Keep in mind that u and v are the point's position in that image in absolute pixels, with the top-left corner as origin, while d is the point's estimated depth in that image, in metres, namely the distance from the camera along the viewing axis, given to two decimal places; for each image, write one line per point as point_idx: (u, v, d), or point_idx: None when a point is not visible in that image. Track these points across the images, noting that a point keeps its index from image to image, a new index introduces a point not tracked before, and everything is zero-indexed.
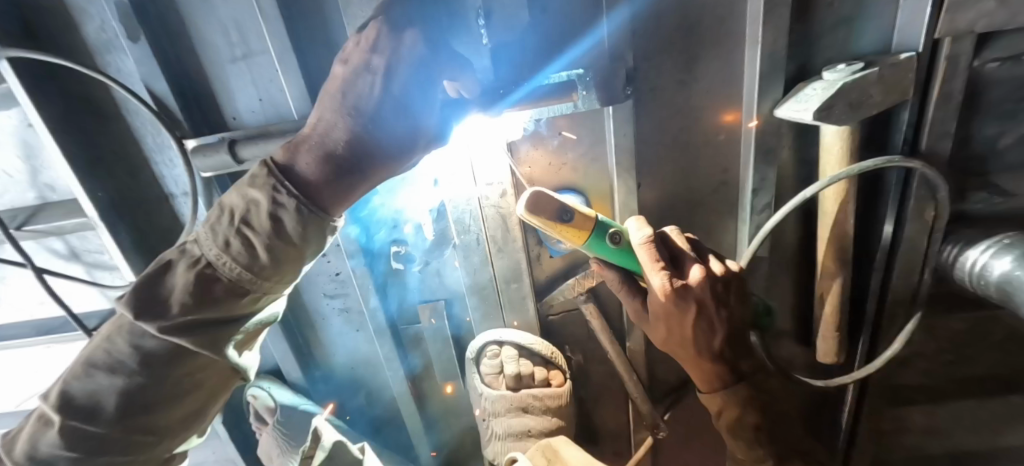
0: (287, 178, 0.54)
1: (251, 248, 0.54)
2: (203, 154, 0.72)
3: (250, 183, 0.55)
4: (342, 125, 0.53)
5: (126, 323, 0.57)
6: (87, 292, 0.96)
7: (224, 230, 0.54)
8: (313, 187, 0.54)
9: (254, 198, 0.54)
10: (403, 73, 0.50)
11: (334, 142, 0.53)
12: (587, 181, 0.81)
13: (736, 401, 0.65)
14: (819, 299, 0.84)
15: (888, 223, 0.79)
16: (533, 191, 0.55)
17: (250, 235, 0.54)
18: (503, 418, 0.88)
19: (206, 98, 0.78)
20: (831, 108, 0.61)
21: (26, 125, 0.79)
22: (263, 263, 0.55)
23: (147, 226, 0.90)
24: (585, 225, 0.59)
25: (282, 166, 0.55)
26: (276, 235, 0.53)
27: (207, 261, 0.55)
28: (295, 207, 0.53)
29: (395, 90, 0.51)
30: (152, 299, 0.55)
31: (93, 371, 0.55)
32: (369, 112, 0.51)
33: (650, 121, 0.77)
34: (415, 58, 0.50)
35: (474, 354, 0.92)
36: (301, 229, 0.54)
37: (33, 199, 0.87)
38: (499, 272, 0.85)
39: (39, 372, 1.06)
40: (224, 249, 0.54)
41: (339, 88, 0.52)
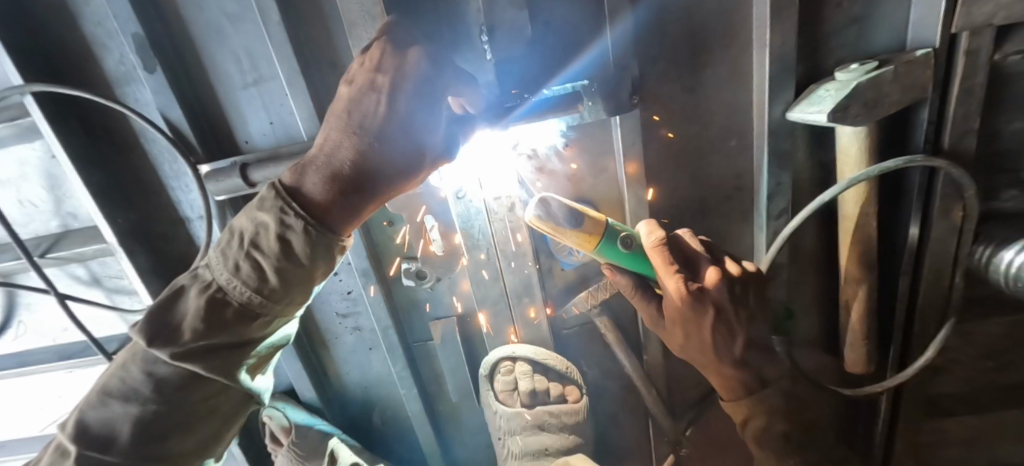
0: (294, 199, 0.55)
1: (261, 270, 0.55)
2: (215, 180, 0.73)
3: (259, 206, 0.55)
4: (349, 144, 0.53)
5: (140, 351, 0.57)
6: (106, 317, 0.97)
7: (234, 254, 0.55)
8: (320, 208, 0.55)
9: (263, 220, 0.54)
10: (407, 90, 0.51)
11: (340, 161, 0.54)
12: (597, 192, 0.80)
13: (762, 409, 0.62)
14: (844, 306, 0.81)
15: (913, 224, 0.76)
16: (541, 198, 0.57)
17: (259, 257, 0.54)
18: (519, 437, 0.86)
19: (220, 125, 0.79)
20: (846, 109, 0.59)
21: (49, 156, 0.82)
22: (273, 285, 0.55)
23: (164, 250, 0.91)
24: (596, 230, 0.59)
25: (289, 187, 0.56)
26: (285, 257, 0.54)
27: (217, 287, 0.56)
28: (302, 229, 0.53)
29: (400, 108, 0.52)
30: (164, 326, 0.55)
31: (108, 400, 0.56)
32: (375, 130, 0.52)
33: (659, 128, 0.76)
34: (418, 75, 0.51)
35: (486, 371, 0.90)
36: (309, 250, 0.54)
37: (56, 227, 0.89)
38: (511, 287, 0.84)
39: (63, 396, 1.07)
40: (235, 273, 0.55)
41: (345, 107, 0.53)
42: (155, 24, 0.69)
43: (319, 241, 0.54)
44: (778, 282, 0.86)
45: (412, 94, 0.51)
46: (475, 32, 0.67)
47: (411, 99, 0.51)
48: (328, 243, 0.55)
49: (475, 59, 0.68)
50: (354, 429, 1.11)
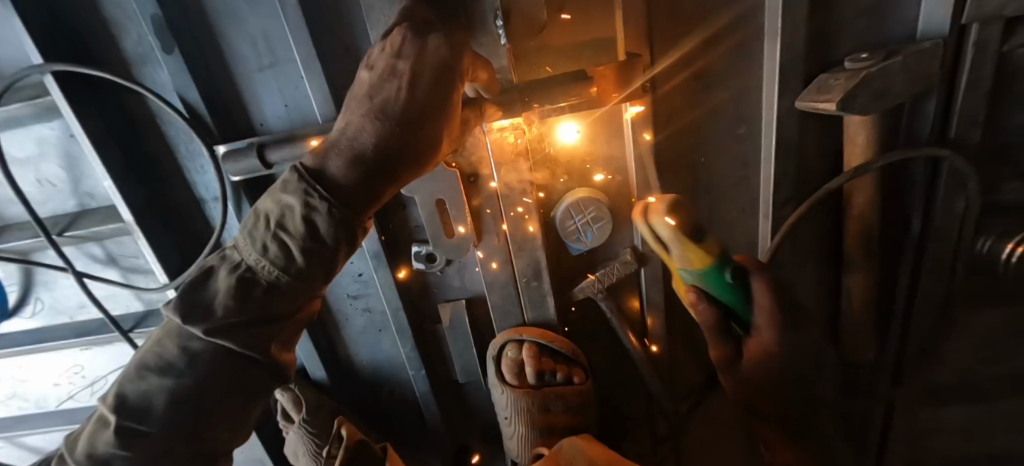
0: (318, 181, 0.56)
1: (288, 250, 0.56)
2: (233, 160, 0.73)
3: (284, 188, 0.57)
4: (369, 128, 0.54)
5: (175, 327, 0.60)
6: (122, 295, 0.99)
7: (262, 235, 0.57)
8: (343, 188, 0.55)
9: (288, 202, 0.56)
10: (428, 75, 0.52)
11: (362, 146, 0.54)
12: (606, 179, 0.81)
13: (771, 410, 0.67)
14: (845, 294, 0.85)
15: (917, 217, 0.78)
16: (677, 197, 0.65)
17: (286, 238, 0.56)
18: (526, 415, 0.88)
19: (236, 107, 0.80)
20: (854, 97, 0.61)
21: (67, 135, 0.82)
22: (299, 265, 0.56)
23: (180, 231, 0.92)
24: (709, 252, 0.65)
25: (312, 169, 0.56)
26: (310, 238, 0.55)
27: (246, 266, 0.58)
28: (327, 210, 0.54)
29: (420, 95, 0.52)
30: (197, 304, 0.58)
31: (146, 374, 0.58)
32: (395, 114, 0.53)
33: (668, 115, 0.77)
34: (439, 60, 0.52)
35: (494, 352, 0.92)
36: (333, 230, 0.55)
37: (73, 207, 0.90)
38: (520, 271, 0.85)
39: (79, 374, 1.10)
40: (263, 253, 0.57)
41: (366, 92, 0.54)
42: (173, 5, 0.69)
43: (342, 222, 0.56)
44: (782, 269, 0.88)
45: (434, 80, 0.52)
46: (490, 16, 0.63)
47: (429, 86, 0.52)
48: (351, 223, 0.57)
49: (488, 42, 0.66)
50: (364, 408, 1.14)
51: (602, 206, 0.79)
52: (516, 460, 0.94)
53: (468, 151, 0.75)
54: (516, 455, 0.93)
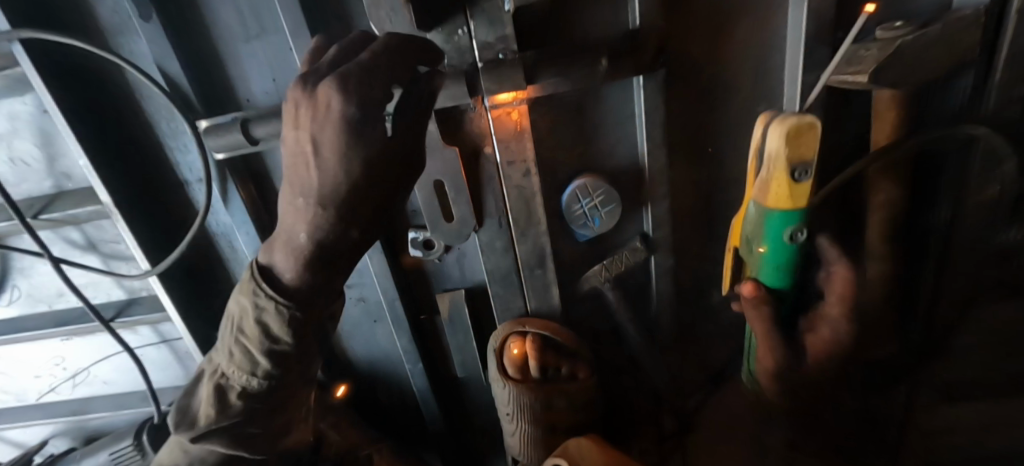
0: (268, 280, 0.61)
1: (250, 354, 0.65)
2: (216, 134, 0.68)
3: (241, 294, 0.63)
4: (301, 218, 0.53)
5: (184, 446, 0.79)
6: (102, 283, 0.94)
7: (226, 355, 0.67)
8: (293, 292, 0.60)
9: (244, 306, 0.63)
10: (334, 146, 0.48)
11: (297, 238, 0.55)
12: (616, 160, 0.76)
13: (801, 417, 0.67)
14: (867, 285, 0.80)
15: (947, 207, 0.74)
16: (812, 120, 0.41)
17: (246, 342, 0.64)
18: (528, 414, 0.82)
19: (219, 81, 0.75)
20: (886, 71, 0.56)
21: (41, 111, 0.77)
22: (263, 366, 0.65)
23: (162, 215, 0.87)
24: (797, 194, 0.46)
25: (263, 268, 0.62)
26: (269, 338, 0.62)
27: (229, 373, 0.68)
28: (276, 313, 0.60)
29: (338, 170, 0.49)
30: (185, 415, 0.74)
31: (186, 450, 0.79)
32: (321, 193, 0.51)
33: (685, 92, 0.71)
34: (346, 121, 0.46)
35: (496, 344, 0.88)
36: (286, 331, 0.61)
37: (49, 188, 0.85)
38: (522, 259, 0.80)
39: (60, 365, 1.05)
40: (232, 359, 0.67)
41: (291, 178, 0.52)
42: None
43: (296, 321, 0.61)
44: None
45: (337, 171, 0.49)
46: None
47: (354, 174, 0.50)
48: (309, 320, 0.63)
49: (491, 9, 0.60)
50: (359, 402, 1.09)
51: (610, 189, 0.74)
52: (518, 458, 0.89)
53: (469, 127, 0.71)
54: (517, 453, 0.87)
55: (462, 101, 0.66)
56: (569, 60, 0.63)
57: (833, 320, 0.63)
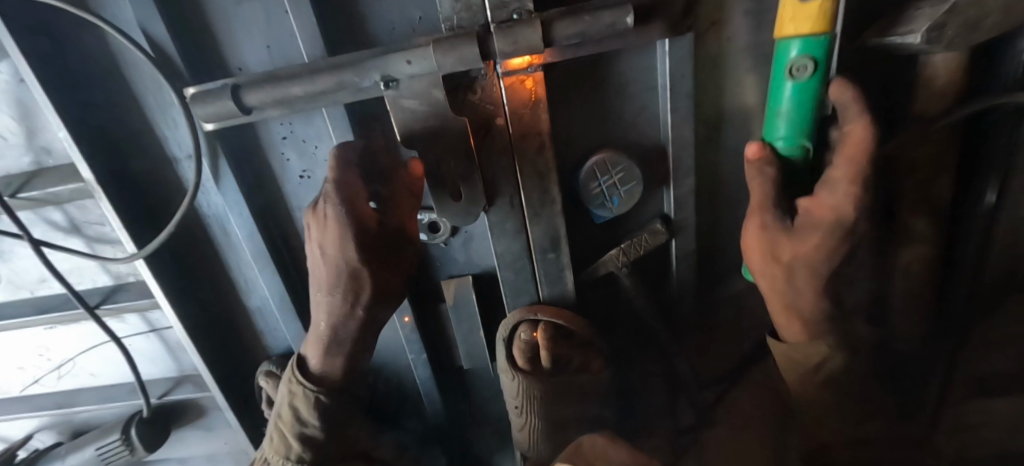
0: (306, 372, 0.80)
1: (286, 440, 0.78)
2: (203, 101, 0.61)
3: (286, 384, 0.81)
4: (325, 312, 0.71)
5: None
6: (87, 268, 0.89)
7: (270, 445, 0.80)
8: (326, 380, 0.79)
9: (286, 392, 0.80)
10: (331, 240, 0.64)
11: (336, 334, 0.73)
12: (635, 135, 0.72)
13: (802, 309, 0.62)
14: (903, 270, 0.76)
15: (994, 189, 0.70)
16: None
17: (284, 424, 0.78)
18: (539, 407, 0.77)
19: (210, 48, 0.69)
20: (944, 29, 0.52)
21: (17, 80, 0.72)
22: (295, 446, 0.77)
23: (150, 195, 0.82)
24: (814, 17, 0.48)
25: (304, 359, 0.81)
26: (302, 417, 0.78)
27: (269, 459, 0.81)
28: (307, 392, 0.77)
29: (331, 250, 0.65)
30: None
31: None
32: (326, 281, 0.68)
33: (713, 60, 0.66)
34: (340, 221, 0.61)
35: (505, 333, 0.82)
36: (315, 408, 0.77)
37: (29, 164, 0.80)
38: (535, 242, 0.75)
39: (44, 356, 1.00)
40: (273, 449, 0.80)
41: (314, 270, 0.70)
42: None
43: (324, 406, 0.78)
44: None
45: (340, 256, 0.64)
46: None
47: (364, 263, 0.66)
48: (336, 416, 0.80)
49: None
50: None
51: (631, 165, 0.69)
52: (526, 454, 0.83)
53: (479, 97, 0.64)
54: (525, 447, 0.82)
55: (474, 66, 0.58)
56: (591, 20, 0.56)
57: (836, 182, 0.54)
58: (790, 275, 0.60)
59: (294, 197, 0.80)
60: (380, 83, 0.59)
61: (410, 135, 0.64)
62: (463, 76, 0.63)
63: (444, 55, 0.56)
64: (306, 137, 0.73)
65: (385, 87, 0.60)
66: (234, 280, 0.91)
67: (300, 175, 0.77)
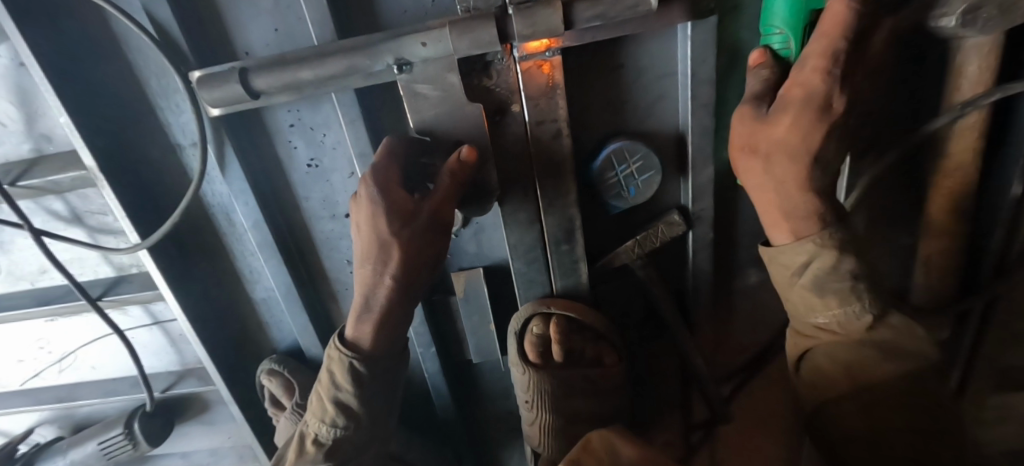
0: (351, 343, 0.69)
1: (325, 406, 0.72)
2: (209, 86, 0.59)
3: (329, 356, 0.71)
4: (364, 279, 0.63)
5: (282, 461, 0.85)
6: (89, 258, 0.87)
7: (314, 411, 0.74)
8: (369, 353, 0.69)
9: (329, 362, 0.72)
10: (369, 215, 0.57)
11: (372, 306, 0.64)
12: (651, 123, 0.70)
13: (791, 210, 0.54)
14: (923, 262, 0.75)
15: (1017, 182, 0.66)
16: None
17: (321, 390, 0.72)
18: (551, 400, 0.75)
19: (215, 32, 0.67)
20: (978, 10, 0.49)
21: (16, 64, 0.69)
22: (333, 414, 0.72)
23: (153, 184, 0.80)
24: None
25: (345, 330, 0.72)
26: (337, 385, 0.70)
27: (310, 425, 0.76)
28: (345, 361, 0.68)
29: (369, 222, 0.58)
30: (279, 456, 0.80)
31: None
32: (366, 248, 0.60)
33: (734, 45, 0.64)
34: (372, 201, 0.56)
35: (517, 327, 0.80)
36: (352, 378, 0.69)
37: (29, 152, 0.78)
38: (549, 232, 0.74)
39: (45, 348, 0.98)
40: (316, 414, 0.74)
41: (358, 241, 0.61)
42: None
43: (360, 377, 0.69)
44: None
45: (371, 231, 0.58)
46: None
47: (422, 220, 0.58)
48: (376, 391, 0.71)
49: None
50: None
51: (649, 154, 0.67)
52: (537, 449, 0.81)
53: (494, 83, 0.62)
54: (535, 444, 0.80)
55: (490, 49, 0.56)
56: (612, 0, 0.53)
57: (807, 58, 0.48)
58: (770, 170, 0.53)
59: (301, 186, 0.78)
60: (393, 67, 0.57)
61: (422, 120, 0.62)
62: (477, 61, 0.60)
63: (460, 37, 0.54)
64: (314, 125, 0.71)
65: (398, 71, 0.58)
66: (239, 271, 0.90)
67: (307, 164, 0.75)
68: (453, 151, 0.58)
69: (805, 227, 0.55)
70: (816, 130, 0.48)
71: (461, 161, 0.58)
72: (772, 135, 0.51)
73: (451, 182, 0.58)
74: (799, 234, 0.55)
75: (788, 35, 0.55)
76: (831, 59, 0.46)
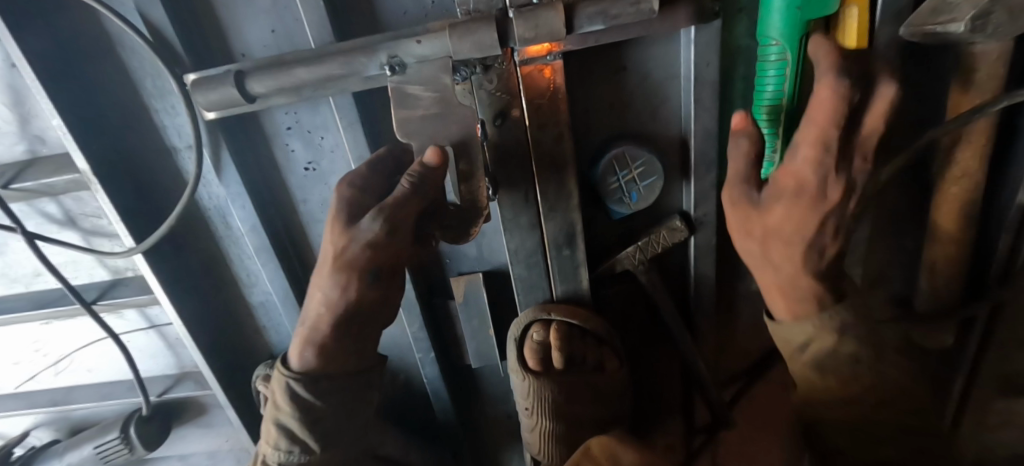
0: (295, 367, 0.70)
1: (272, 430, 0.71)
2: (204, 88, 0.58)
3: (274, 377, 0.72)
4: (319, 299, 0.64)
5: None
6: (84, 261, 0.86)
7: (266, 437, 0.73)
8: (313, 369, 0.69)
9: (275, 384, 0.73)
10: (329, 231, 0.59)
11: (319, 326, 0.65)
12: (655, 127, 0.69)
13: (791, 288, 0.57)
14: (928, 268, 0.74)
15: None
16: None
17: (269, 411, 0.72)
18: (554, 407, 0.74)
19: (212, 32, 0.66)
20: (988, 16, 0.47)
21: (8, 65, 0.68)
22: (280, 438, 0.70)
23: (149, 186, 0.79)
24: None
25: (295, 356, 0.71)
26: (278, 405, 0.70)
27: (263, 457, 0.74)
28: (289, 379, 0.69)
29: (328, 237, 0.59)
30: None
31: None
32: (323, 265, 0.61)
33: (740, 47, 0.63)
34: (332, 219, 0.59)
35: (516, 334, 0.79)
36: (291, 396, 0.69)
37: (22, 153, 0.77)
38: (550, 237, 0.73)
39: (41, 351, 0.97)
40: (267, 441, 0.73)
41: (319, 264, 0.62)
42: None
43: (311, 408, 0.69)
44: None
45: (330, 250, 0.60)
46: None
47: (371, 233, 0.56)
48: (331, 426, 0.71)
49: None
50: None
51: (651, 158, 0.66)
52: (537, 456, 0.80)
53: (496, 87, 0.60)
54: (535, 451, 0.80)
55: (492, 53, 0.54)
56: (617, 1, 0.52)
57: (801, 147, 0.47)
58: (768, 250, 0.56)
59: (299, 189, 0.77)
60: (386, 67, 0.54)
61: (408, 126, 0.54)
62: (476, 64, 0.58)
63: (460, 41, 0.51)
64: (313, 127, 0.70)
65: (390, 72, 0.54)
66: (236, 274, 0.89)
67: (305, 167, 0.74)
68: (420, 158, 0.52)
69: (803, 306, 0.58)
70: (813, 217, 0.50)
71: (425, 168, 0.52)
72: (768, 221, 0.53)
73: (414, 185, 0.53)
74: (798, 315, 0.58)
75: (784, 46, 0.55)
76: (824, 149, 0.46)
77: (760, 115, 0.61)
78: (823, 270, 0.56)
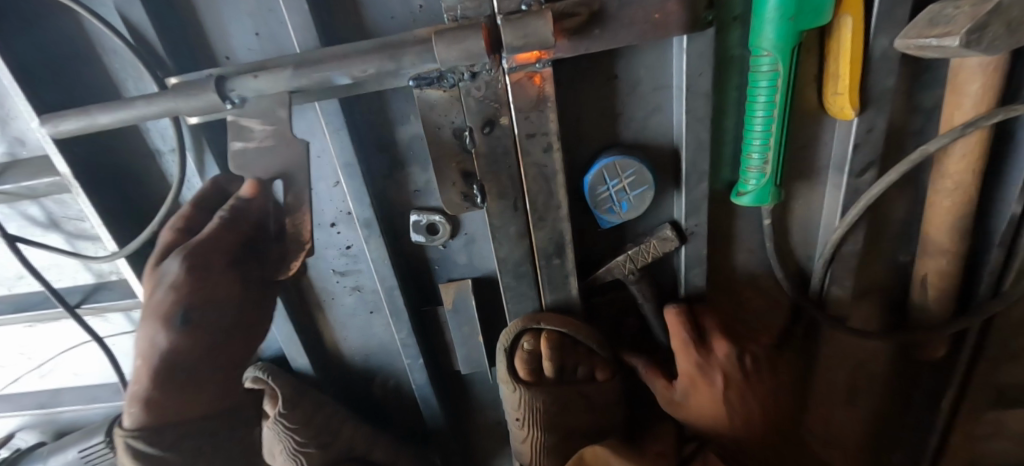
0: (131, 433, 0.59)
1: None
2: (184, 93, 0.54)
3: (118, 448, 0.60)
4: (145, 350, 0.58)
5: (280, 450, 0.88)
6: (68, 264, 0.84)
7: None
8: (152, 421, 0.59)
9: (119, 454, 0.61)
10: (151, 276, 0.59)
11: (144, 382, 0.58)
12: (646, 135, 0.69)
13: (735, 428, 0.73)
14: (920, 279, 0.74)
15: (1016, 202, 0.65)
16: None
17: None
18: (545, 418, 0.76)
19: (195, 35, 0.64)
20: (985, 29, 0.45)
21: None
22: None
23: (132, 190, 0.77)
24: None
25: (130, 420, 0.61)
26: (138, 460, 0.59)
27: None
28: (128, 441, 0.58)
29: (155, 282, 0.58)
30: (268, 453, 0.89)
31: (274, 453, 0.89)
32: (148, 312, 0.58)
33: (733, 56, 0.62)
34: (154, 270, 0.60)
35: (505, 345, 0.78)
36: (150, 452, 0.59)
37: (3, 155, 0.75)
38: (540, 246, 0.72)
39: (25, 354, 0.96)
40: None
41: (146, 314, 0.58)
42: None
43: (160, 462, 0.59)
44: (851, 250, 0.75)
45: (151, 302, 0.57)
46: None
47: (175, 270, 0.56)
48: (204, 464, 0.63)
49: None
50: (353, 399, 1.01)
51: (643, 169, 0.65)
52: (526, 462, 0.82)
53: (484, 94, 0.59)
54: (525, 459, 0.81)
55: (478, 61, 0.52)
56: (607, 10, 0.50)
57: (678, 346, 0.76)
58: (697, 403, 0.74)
59: None
60: (227, 101, 0.55)
61: (241, 156, 0.57)
62: (463, 71, 0.57)
63: (446, 49, 0.50)
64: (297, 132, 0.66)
65: (230, 105, 0.56)
66: None
67: None
68: (238, 193, 0.59)
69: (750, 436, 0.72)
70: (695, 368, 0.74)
71: (241, 200, 0.58)
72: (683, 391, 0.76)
73: (222, 221, 0.57)
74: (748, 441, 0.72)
75: (776, 57, 0.54)
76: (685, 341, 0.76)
77: (752, 126, 0.60)
78: (745, 405, 0.73)
